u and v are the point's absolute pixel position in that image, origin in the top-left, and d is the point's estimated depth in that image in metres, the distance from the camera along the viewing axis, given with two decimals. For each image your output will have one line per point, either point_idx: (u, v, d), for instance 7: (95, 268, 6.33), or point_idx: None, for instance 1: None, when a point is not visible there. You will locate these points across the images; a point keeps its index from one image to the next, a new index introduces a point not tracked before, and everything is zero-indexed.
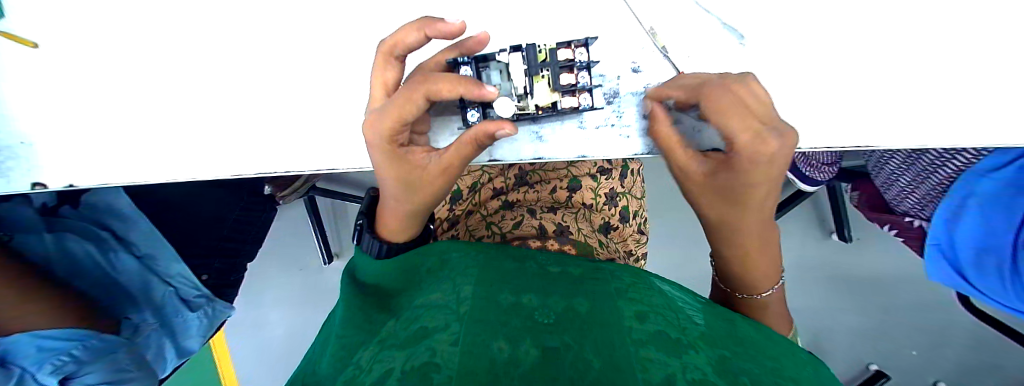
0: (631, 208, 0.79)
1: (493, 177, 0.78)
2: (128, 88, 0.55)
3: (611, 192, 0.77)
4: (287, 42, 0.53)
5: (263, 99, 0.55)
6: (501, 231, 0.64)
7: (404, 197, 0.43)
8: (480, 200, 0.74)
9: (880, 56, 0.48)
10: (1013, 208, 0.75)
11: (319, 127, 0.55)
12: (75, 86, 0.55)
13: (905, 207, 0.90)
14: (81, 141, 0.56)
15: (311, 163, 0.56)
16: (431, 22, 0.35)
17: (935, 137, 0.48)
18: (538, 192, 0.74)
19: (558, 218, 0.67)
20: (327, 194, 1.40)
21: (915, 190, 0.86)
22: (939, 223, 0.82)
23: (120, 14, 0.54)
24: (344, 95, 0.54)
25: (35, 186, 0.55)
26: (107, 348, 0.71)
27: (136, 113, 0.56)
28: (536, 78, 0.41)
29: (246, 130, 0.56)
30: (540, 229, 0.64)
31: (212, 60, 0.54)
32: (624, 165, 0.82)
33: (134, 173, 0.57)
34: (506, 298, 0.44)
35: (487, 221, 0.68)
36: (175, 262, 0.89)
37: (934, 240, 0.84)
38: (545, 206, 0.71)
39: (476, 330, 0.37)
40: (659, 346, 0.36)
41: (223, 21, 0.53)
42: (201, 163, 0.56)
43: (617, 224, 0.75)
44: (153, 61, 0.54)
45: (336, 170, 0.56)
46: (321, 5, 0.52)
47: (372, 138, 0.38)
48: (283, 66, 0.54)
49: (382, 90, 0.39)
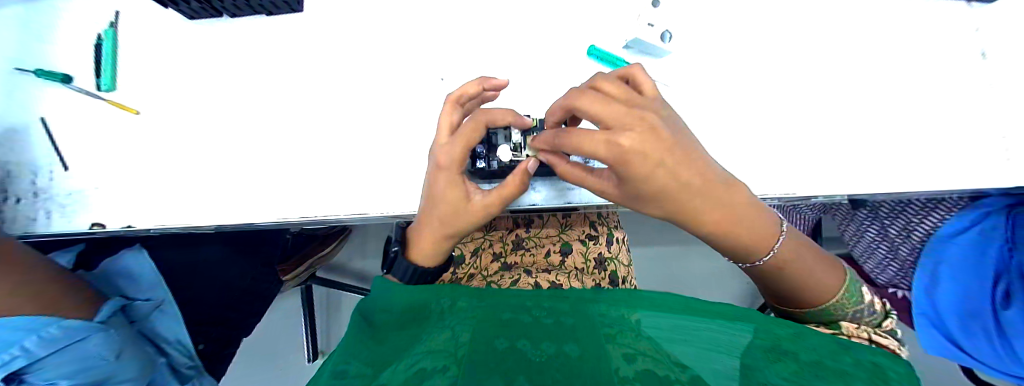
0: (620, 273, 0.80)
1: (493, 242, 0.80)
2: (176, 133, 0.57)
3: (600, 257, 0.79)
4: (339, 99, 0.58)
5: (300, 148, 0.56)
6: (501, 288, 0.68)
7: (451, 219, 0.51)
8: (481, 264, 0.77)
9: (843, 123, 0.58)
10: (981, 273, 0.73)
11: (353, 174, 0.56)
12: (128, 132, 0.57)
13: (886, 277, 0.88)
14: (127, 179, 0.55)
15: (341, 208, 0.55)
16: (488, 79, 0.50)
17: (905, 188, 0.56)
18: (534, 255, 0.77)
19: (552, 277, 0.71)
20: (325, 283, 1.33)
21: (896, 256, 0.84)
22: (919, 286, 0.77)
23: (183, 68, 0.58)
24: (388, 143, 0.57)
25: (92, 226, 0.54)
26: (69, 338, 0.54)
27: (172, 157, 0.56)
28: (528, 137, 0.54)
29: (270, 177, 0.56)
30: (535, 285, 0.68)
31: (259, 113, 0.57)
32: (612, 231, 0.84)
33: (136, 215, 0.55)
34: (503, 343, 0.45)
35: (487, 280, 0.72)
36: (178, 324, 0.72)
37: (920, 308, 0.77)
38: (539, 268, 0.75)
39: (472, 376, 0.41)
40: (644, 383, 0.37)
41: (281, 80, 0.58)
42: (212, 208, 0.55)
43: (608, 287, 0.76)
44: (199, 111, 0.58)
45: (366, 216, 0.55)
46: (377, 70, 0.58)
47: (446, 162, 0.48)
48: (328, 124, 0.57)
49: (447, 129, 0.50)
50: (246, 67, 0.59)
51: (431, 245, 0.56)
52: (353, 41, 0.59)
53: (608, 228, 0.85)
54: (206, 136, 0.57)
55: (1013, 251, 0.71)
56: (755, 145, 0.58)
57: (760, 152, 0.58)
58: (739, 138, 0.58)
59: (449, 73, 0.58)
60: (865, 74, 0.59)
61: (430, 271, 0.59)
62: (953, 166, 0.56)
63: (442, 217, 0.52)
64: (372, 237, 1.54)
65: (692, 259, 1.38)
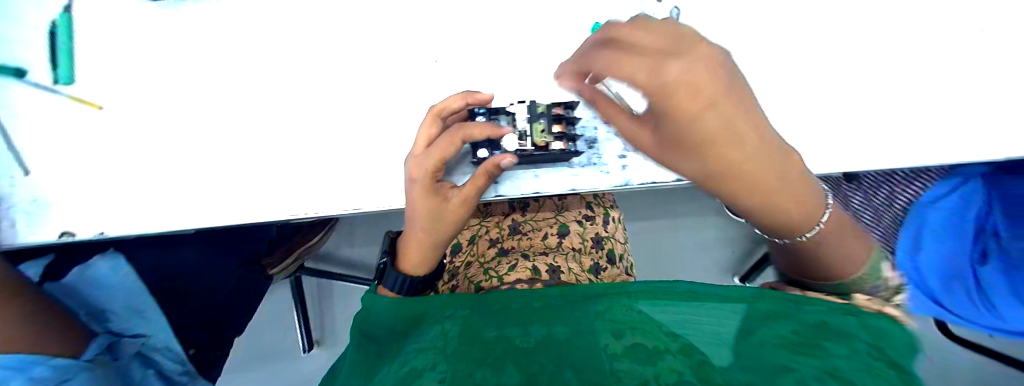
0: (617, 252, 0.80)
1: (490, 228, 0.79)
2: (147, 130, 0.52)
3: (596, 237, 0.79)
4: (325, 86, 0.53)
5: (287, 141, 0.52)
6: (498, 274, 0.66)
7: (431, 223, 0.52)
8: (478, 251, 0.76)
9: (849, 95, 0.57)
10: (960, 236, 0.76)
11: (346, 167, 0.52)
12: (93, 129, 0.51)
13: None
14: (97, 183, 0.51)
15: (336, 203, 0.52)
16: (473, 94, 0.50)
17: (910, 159, 0.56)
18: (531, 238, 0.76)
19: (550, 260, 0.70)
20: (316, 274, 1.31)
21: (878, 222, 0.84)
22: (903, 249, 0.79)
23: (148, 56, 0.53)
24: (381, 133, 0.53)
25: (64, 235, 0.49)
26: (58, 378, 0.51)
27: (146, 156, 0.52)
28: (535, 124, 0.50)
29: (256, 173, 0.52)
30: (534, 269, 0.66)
31: (238, 104, 0.53)
32: (608, 212, 0.84)
33: (112, 220, 0.50)
34: (492, 332, 0.45)
35: (484, 267, 0.71)
36: (165, 333, 0.70)
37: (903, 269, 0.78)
38: (537, 251, 0.73)
39: (461, 367, 0.39)
40: (632, 359, 0.37)
41: (260, 67, 0.54)
42: (195, 208, 0.51)
43: (606, 266, 0.76)
44: (172, 104, 0.53)
45: (363, 210, 0.52)
46: (364, 53, 0.54)
47: (418, 176, 0.49)
48: (315, 115, 0.53)
49: (423, 141, 0.49)
50: (219, 53, 0.54)
51: (421, 250, 0.57)
52: (337, 23, 0.54)
53: (603, 209, 0.84)
54: (182, 131, 0.52)
55: (990, 212, 0.76)
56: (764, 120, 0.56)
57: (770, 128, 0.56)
58: None
59: (444, 56, 0.55)
60: (867, 45, 0.58)
61: (418, 280, 0.59)
62: (952, 138, 0.56)
63: (423, 223, 0.53)
64: (360, 228, 1.51)
65: (682, 234, 1.41)
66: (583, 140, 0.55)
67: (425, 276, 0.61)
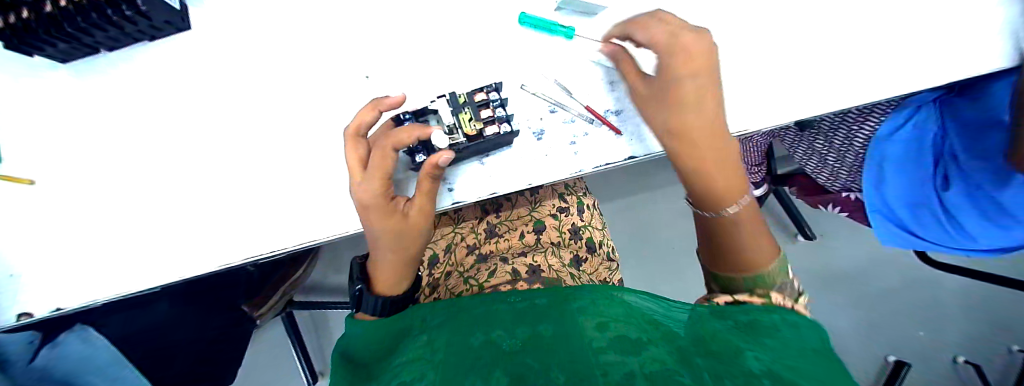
0: (596, 239, 0.79)
1: (465, 236, 0.78)
2: (87, 197, 0.51)
3: (573, 227, 0.79)
4: (259, 121, 0.52)
5: (229, 184, 0.51)
6: (478, 283, 0.66)
7: (398, 243, 0.52)
8: (456, 260, 0.75)
9: None
10: (921, 162, 0.75)
11: (294, 201, 0.51)
12: (32, 206, 0.50)
13: (840, 183, 0.90)
14: (46, 260, 0.50)
15: (290, 239, 0.51)
16: (379, 101, 0.47)
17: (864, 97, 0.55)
18: (508, 240, 0.75)
19: (529, 259, 0.69)
20: (306, 307, 1.28)
21: (842, 164, 0.85)
22: (870, 185, 0.78)
23: (76, 122, 0.52)
24: (324, 160, 0.52)
25: (20, 316, 0.48)
26: None
27: (90, 223, 0.50)
28: (460, 114, 0.49)
29: (204, 222, 0.50)
30: (513, 271, 0.66)
31: (173, 155, 0.51)
32: (580, 200, 0.84)
33: (69, 293, 0.49)
34: (479, 339, 0.44)
35: (464, 276, 0.70)
36: None
37: (874, 207, 0.80)
38: (515, 252, 0.72)
39: (449, 374, 0.38)
40: (620, 351, 0.37)
41: (189, 112, 0.52)
42: (149, 268, 0.50)
43: (586, 256, 0.76)
44: (108, 167, 0.51)
45: (319, 242, 0.51)
46: (293, 81, 0.52)
47: (369, 200, 0.47)
48: (253, 153, 0.51)
49: (358, 166, 0.48)
50: (145, 106, 0.52)
51: (398, 271, 0.56)
52: (259, 54, 0.52)
53: (575, 198, 0.84)
54: (121, 192, 0.51)
55: (945, 139, 0.72)
56: None
57: None
58: None
59: (374, 71, 0.53)
60: None
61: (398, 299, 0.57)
62: None
63: (391, 246, 0.52)
64: (342, 249, 1.47)
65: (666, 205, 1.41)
66: (533, 133, 0.54)
67: (404, 292, 0.60)
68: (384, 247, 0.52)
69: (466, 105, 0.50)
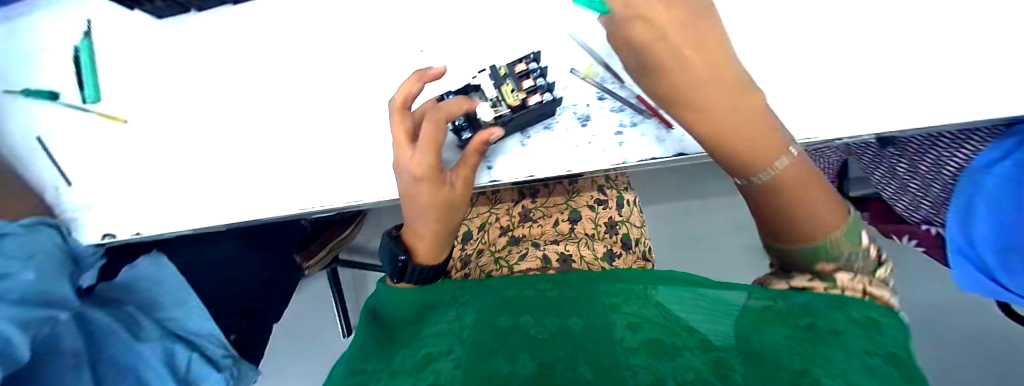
0: (634, 236, 0.76)
1: (500, 217, 0.79)
2: (166, 139, 0.57)
3: (610, 221, 0.77)
4: (317, 85, 0.56)
5: (286, 141, 0.55)
6: (507, 264, 0.67)
7: (443, 213, 0.53)
8: (489, 239, 0.76)
9: None
10: None
11: (342, 163, 0.54)
12: (122, 142, 0.57)
13: (920, 215, 0.80)
14: (129, 189, 0.56)
15: (334, 198, 0.54)
16: (423, 72, 0.48)
17: None
18: (542, 226, 0.75)
19: (561, 248, 0.69)
20: (348, 265, 1.37)
21: (926, 193, 0.76)
22: (954, 219, 0.68)
23: (161, 71, 0.57)
24: (371, 127, 0.54)
25: (104, 236, 0.56)
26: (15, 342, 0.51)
27: (166, 162, 0.56)
28: (503, 87, 0.51)
29: (262, 174, 0.55)
30: (544, 258, 0.66)
31: (240, 108, 0.56)
32: (622, 194, 0.81)
33: (144, 222, 0.56)
34: (506, 321, 0.47)
35: (495, 256, 0.71)
36: (205, 322, 0.74)
37: (955, 241, 0.69)
38: (548, 239, 0.72)
39: (475, 351, 0.43)
40: (649, 353, 0.38)
41: (257, 71, 0.56)
42: (211, 208, 0.55)
43: (621, 252, 0.73)
44: (184, 114, 0.57)
45: (360, 204, 0.54)
46: (351, 49, 0.56)
47: (422, 171, 0.49)
48: (309, 114, 0.55)
49: (406, 138, 0.49)
50: (220, 62, 0.57)
51: (440, 240, 0.58)
52: (323, 22, 0.56)
53: (617, 192, 0.81)
54: (194, 138, 0.57)
55: None
56: None
57: None
58: None
59: (429, 45, 0.55)
60: None
61: (434, 267, 0.59)
62: None
63: (435, 215, 0.53)
64: (387, 216, 1.55)
65: (715, 213, 1.33)
66: (580, 119, 0.53)
67: (439, 262, 0.60)
68: (428, 218, 0.54)
69: (506, 77, 0.51)
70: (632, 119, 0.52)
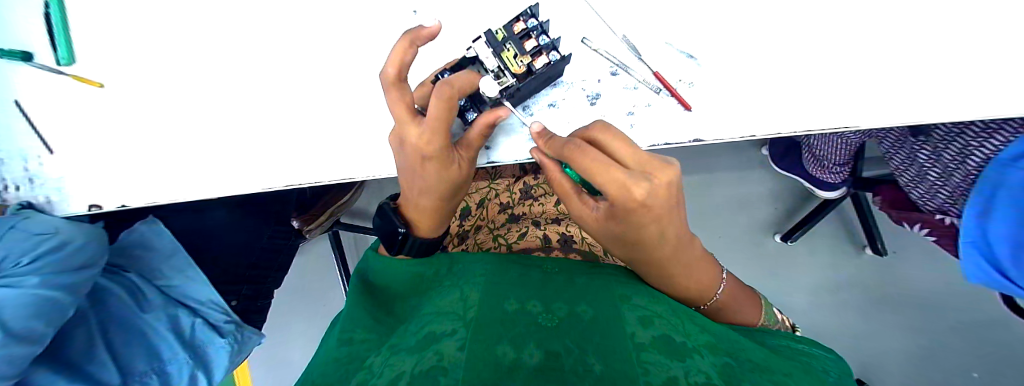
0: None
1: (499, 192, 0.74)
2: (147, 107, 0.54)
3: None
4: (305, 52, 0.52)
5: (274, 111, 0.53)
6: (506, 243, 0.65)
7: (449, 192, 0.50)
8: (488, 215, 0.73)
9: (905, 28, 0.47)
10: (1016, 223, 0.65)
11: (334, 136, 0.52)
12: (103, 109, 0.54)
13: (935, 203, 0.75)
14: (113, 159, 0.54)
15: (326, 174, 0.52)
16: (416, 34, 0.41)
17: (1005, 99, 0.44)
18: (544, 204, 0.70)
19: (563, 227, 0.66)
20: (350, 228, 1.37)
21: (945, 184, 0.70)
22: (969, 213, 0.63)
23: (139, 34, 0.54)
24: (364, 99, 0.52)
25: (91, 207, 0.54)
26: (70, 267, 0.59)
27: (149, 132, 0.54)
28: (504, 53, 0.47)
29: (251, 146, 0.53)
30: (544, 238, 0.65)
31: (224, 73, 0.53)
32: None
33: (130, 193, 0.54)
34: (512, 304, 0.41)
35: (494, 234, 0.69)
36: (203, 288, 0.75)
37: (968, 236, 0.64)
38: (550, 219, 0.69)
39: (481, 333, 0.36)
40: (662, 351, 0.35)
41: (241, 33, 0.53)
42: (199, 181, 0.53)
43: None
44: (165, 80, 0.54)
45: (353, 179, 0.52)
46: (341, 13, 0.52)
47: (433, 152, 0.45)
48: (298, 82, 0.52)
49: (407, 113, 0.44)
50: (201, 22, 0.53)
51: (445, 213, 0.55)
52: None
53: None
54: (176, 106, 0.54)
55: None
56: (791, 67, 0.48)
57: (801, 74, 0.48)
58: (768, 60, 0.49)
59: (423, 6, 0.52)
60: None
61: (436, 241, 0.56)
62: None
63: (441, 193, 0.50)
64: (389, 186, 1.57)
65: (722, 189, 1.30)
66: (590, 97, 0.51)
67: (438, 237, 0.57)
68: (433, 194, 0.50)
69: (506, 40, 0.48)
70: (646, 98, 0.50)
